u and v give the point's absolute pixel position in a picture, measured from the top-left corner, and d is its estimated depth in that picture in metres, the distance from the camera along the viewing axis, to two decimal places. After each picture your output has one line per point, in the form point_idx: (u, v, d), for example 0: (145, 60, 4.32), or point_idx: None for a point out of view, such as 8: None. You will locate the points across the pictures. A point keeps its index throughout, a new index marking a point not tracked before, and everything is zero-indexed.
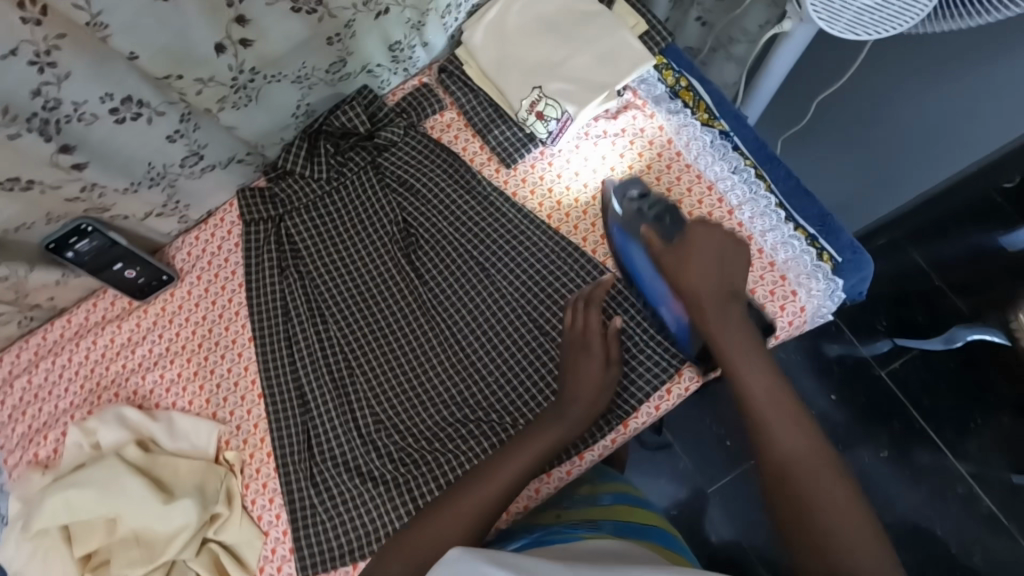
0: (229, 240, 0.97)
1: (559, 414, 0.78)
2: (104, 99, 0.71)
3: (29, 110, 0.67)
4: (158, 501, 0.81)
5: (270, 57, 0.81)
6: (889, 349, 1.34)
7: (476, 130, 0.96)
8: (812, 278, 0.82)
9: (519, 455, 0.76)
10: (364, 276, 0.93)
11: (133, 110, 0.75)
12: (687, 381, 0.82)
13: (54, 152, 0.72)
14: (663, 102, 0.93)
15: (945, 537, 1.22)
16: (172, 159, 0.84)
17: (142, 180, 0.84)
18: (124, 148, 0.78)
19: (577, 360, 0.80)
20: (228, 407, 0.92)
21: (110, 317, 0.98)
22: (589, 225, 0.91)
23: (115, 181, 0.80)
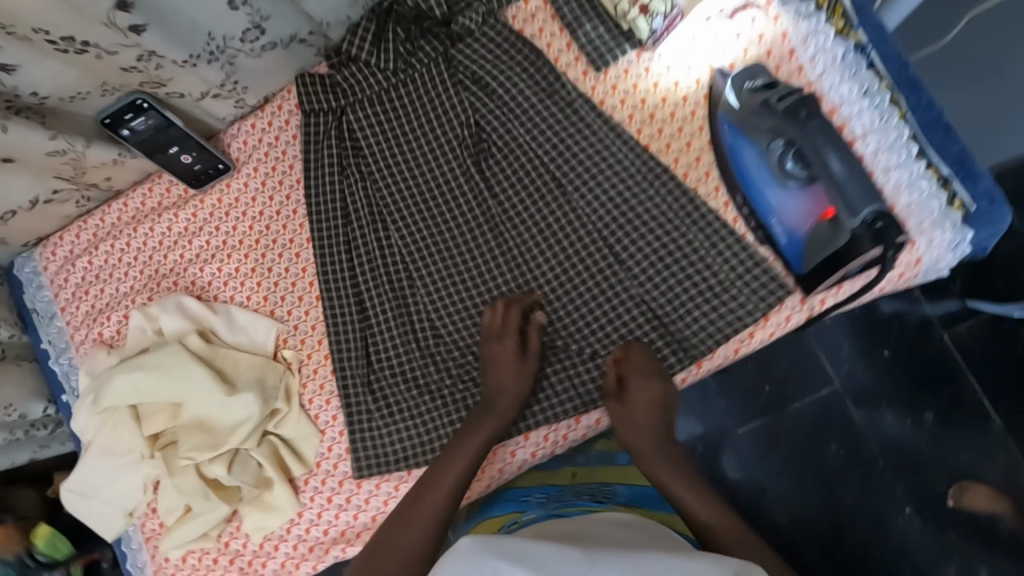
0: (287, 131, 0.91)
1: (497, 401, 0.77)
2: None
3: None
4: (221, 392, 0.81)
5: None
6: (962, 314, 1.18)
7: (565, 24, 0.84)
8: (937, 227, 0.73)
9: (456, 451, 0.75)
10: (430, 184, 0.87)
11: None
12: (773, 326, 0.77)
13: (111, 8, 0.64)
14: (792, 3, 0.78)
15: None
16: (233, 30, 0.75)
17: (201, 54, 0.76)
18: (183, 10, 0.70)
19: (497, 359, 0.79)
20: (285, 307, 0.90)
21: (166, 205, 0.94)
22: (684, 145, 0.81)
23: (173, 52, 0.73)
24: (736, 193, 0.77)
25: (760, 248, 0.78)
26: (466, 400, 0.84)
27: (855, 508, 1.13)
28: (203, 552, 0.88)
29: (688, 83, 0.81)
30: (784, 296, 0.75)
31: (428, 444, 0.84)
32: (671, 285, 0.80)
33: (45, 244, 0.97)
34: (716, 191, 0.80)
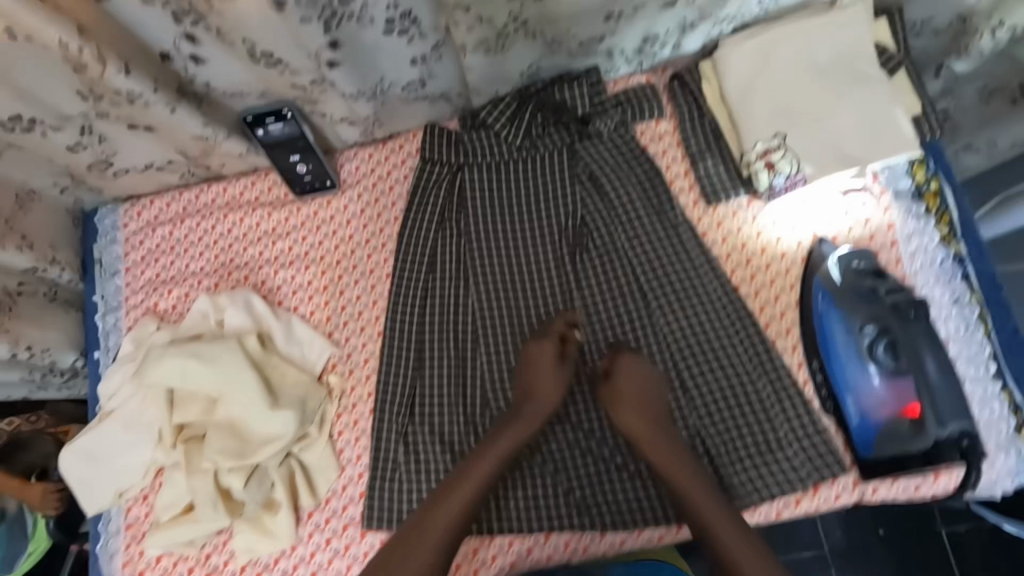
0: (401, 170, 0.95)
1: (526, 415, 0.80)
2: (389, 7, 0.68)
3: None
4: (265, 403, 0.80)
5: (552, 16, 0.77)
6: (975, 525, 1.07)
7: (689, 154, 0.89)
8: (1000, 451, 0.74)
9: (478, 463, 0.77)
10: (522, 261, 0.90)
11: (405, 25, 0.71)
12: (821, 499, 0.76)
13: (323, 45, 0.70)
14: (904, 199, 0.82)
15: None
16: (401, 80, 0.80)
17: (369, 91, 0.80)
18: (376, 56, 0.75)
19: (541, 365, 0.82)
20: (345, 332, 0.90)
21: (263, 201, 0.97)
22: (772, 296, 0.84)
23: (347, 84, 0.77)
24: (813, 357, 0.79)
25: (824, 416, 0.78)
26: (490, 401, 0.86)
27: None
28: (180, 558, 0.83)
29: (790, 242, 0.85)
30: (838, 473, 0.75)
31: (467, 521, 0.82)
32: (726, 424, 0.80)
33: (133, 203, 0.99)
34: (793, 350, 0.81)
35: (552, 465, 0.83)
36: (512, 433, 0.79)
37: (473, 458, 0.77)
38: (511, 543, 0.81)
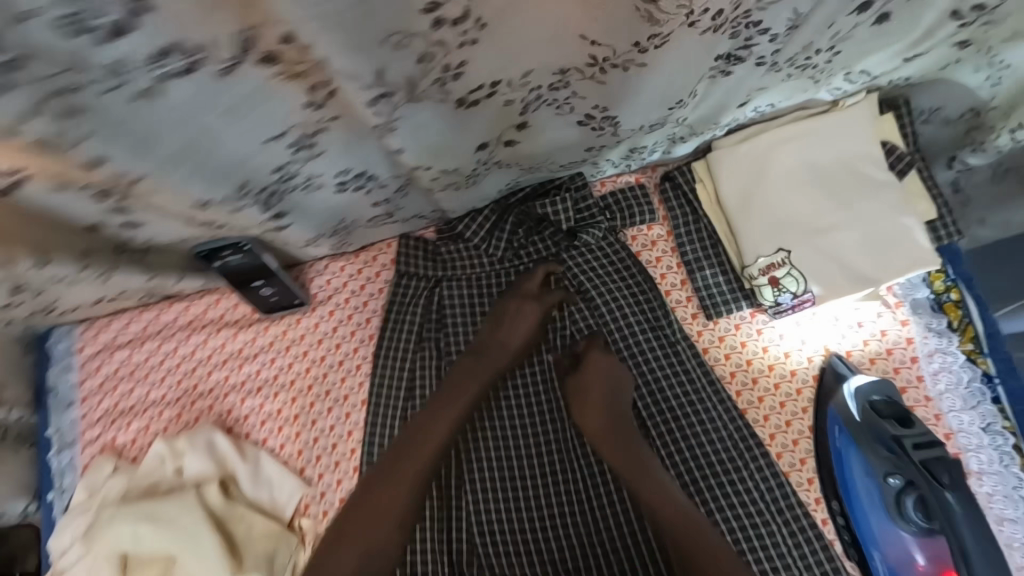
0: (374, 283, 0.88)
1: (475, 371, 0.79)
2: (339, 174, 0.64)
3: (263, 182, 0.61)
4: (226, 568, 0.72)
5: (528, 153, 0.72)
6: None
7: (684, 262, 0.82)
8: None
9: (428, 439, 0.76)
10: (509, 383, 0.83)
11: (359, 182, 0.67)
12: None
13: (268, 218, 0.68)
14: (923, 311, 0.76)
15: None
16: (363, 216, 0.75)
17: (326, 233, 0.77)
18: (335, 208, 0.71)
19: (510, 321, 0.81)
20: (318, 467, 0.83)
21: (227, 320, 0.90)
22: (783, 422, 0.76)
23: (304, 231, 0.74)
24: (831, 494, 0.72)
25: (845, 561, 0.70)
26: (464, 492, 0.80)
27: None
28: None
29: (799, 359, 0.77)
30: None
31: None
32: None
33: (89, 324, 0.91)
34: (810, 483, 0.73)
35: (496, 442, 0.81)
36: (467, 386, 0.79)
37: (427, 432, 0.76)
38: None
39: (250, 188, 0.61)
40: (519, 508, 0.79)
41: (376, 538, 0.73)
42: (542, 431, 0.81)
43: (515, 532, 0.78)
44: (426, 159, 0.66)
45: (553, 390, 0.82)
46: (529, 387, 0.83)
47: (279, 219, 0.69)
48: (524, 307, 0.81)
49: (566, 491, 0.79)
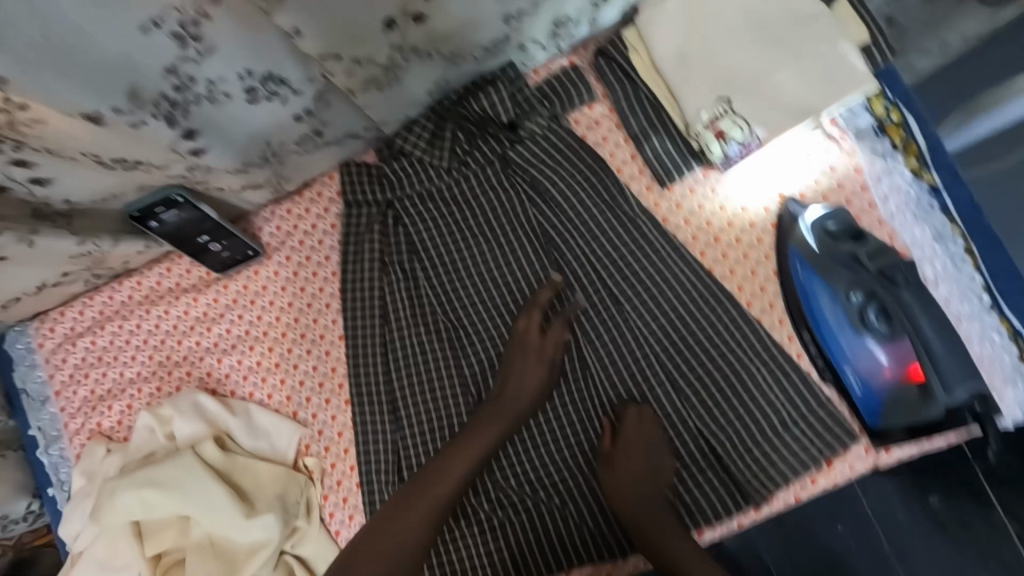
0: (326, 220, 0.85)
1: (491, 418, 0.77)
2: (242, 76, 0.57)
3: (157, 89, 0.53)
4: (240, 514, 0.73)
5: (440, 35, 0.66)
6: None
7: (631, 136, 0.81)
8: (1010, 384, 0.71)
9: (449, 464, 0.75)
10: (488, 286, 0.82)
11: (270, 89, 0.60)
12: (854, 459, 0.72)
13: (176, 138, 0.60)
14: (867, 138, 0.76)
15: None
16: (288, 137, 0.69)
17: (257, 161, 0.69)
18: (251, 124, 0.64)
19: (522, 365, 0.78)
20: (310, 409, 0.83)
21: (185, 286, 0.87)
22: (749, 273, 0.78)
23: (226, 163, 0.67)
24: (802, 328, 0.74)
25: (824, 386, 0.74)
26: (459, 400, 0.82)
27: None
28: None
29: (756, 209, 0.78)
30: (849, 443, 0.72)
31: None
32: (726, 414, 0.76)
33: (43, 319, 0.88)
34: (781, 324, 0.76)
35: (485, 349, 0.82)
36: (484, 429, 0.76)
37: (450, 462, 0.75)
38: None
39: (142, 96, 0.53)
40: (513, 446, 0.79)
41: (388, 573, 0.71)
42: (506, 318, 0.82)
43: None
44: (332, 46, 0.58)
45: (530, 282, 0.82)
46: (502, 285, 0.82)
47: (193, 140, 0.61)
48: (532, 363, 0.78)
49: None
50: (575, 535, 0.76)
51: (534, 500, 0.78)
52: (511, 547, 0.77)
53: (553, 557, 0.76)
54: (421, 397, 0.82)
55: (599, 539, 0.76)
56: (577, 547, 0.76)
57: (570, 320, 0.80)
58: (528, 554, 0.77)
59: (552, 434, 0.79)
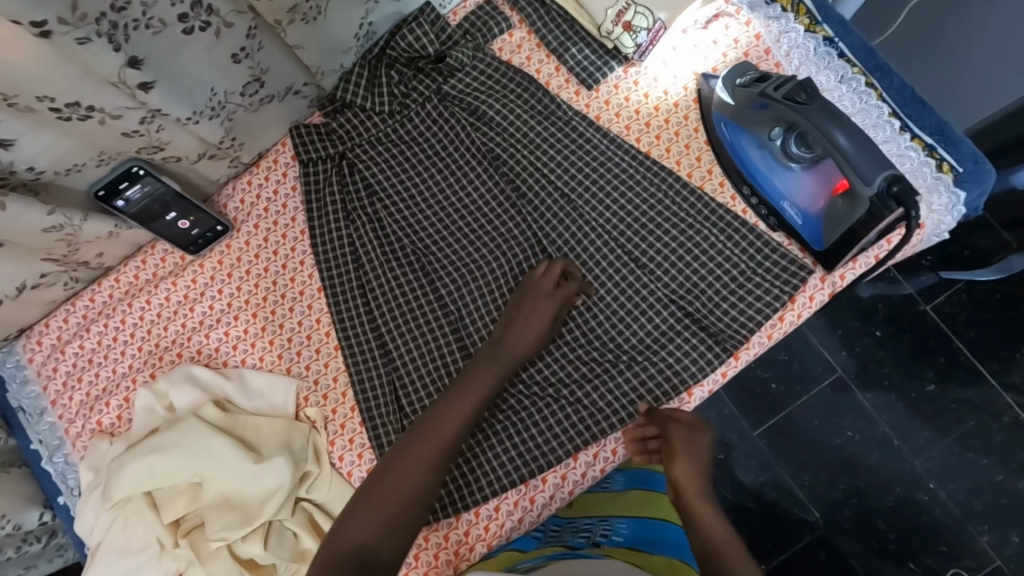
0: (285, 184, 0.89)
1: (496, 361, 0.74)
2: (174, 1, 0.59)
3: (97, 9, 0.53)
4: (249, 460, 0.75)
5: None
6: (934, 283, 1.32)
7: (551, 50, 0.87)
8: (932, 193, 0.77)
9: (461, 397, 0.72)
10: (454, 210, 0.86)
11: (202, 18, 0.62)
12: (812, 289, 0.77)
13: (122, 66, 0.58)
14: (759, 8, 0.84)
15: (991, 466, 1.24)
16: (234, 85, 0.72)
17: (203, 110, 0.70)
18: (190, 64, 0.65)
19: (534, 306, 0.77)
20: (302, 362, 0.86)
21: (162, 274, 0.90)
22: (683, 148, 0.84)
23: (177, 110, 0.67)
24: (742, 185, 0.80)
25: (774, 234, 0.80)
26: (440, 323, 0.84)
27: (876, 467, 1.27)
28: None
29: (677, 90, 0.85)
30: (805, 276, 0.77)
31: (461, 491, 0.79)
32: (693, 278, 0.80)
33: (29, 334, 0.90)
34: (722, 187, 0.82)
35: (459, 270, 0.85)
36: (492, 367, 0.74)
37: (461, 396, 0.72)
38: (544, 478, 0.79)
39: (86, 12, 0.52)
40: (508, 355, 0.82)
41: (394, 520, 0.66)
42: (475, 239, 0.85)
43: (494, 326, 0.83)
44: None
45: (490, 198, 0.86)
46: (465, 208, 0.86)
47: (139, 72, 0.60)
48: (542, 305, 0.77)
49: (506, 277, 0.83)
50: (576, 418, 0.79)
51: (530, 397, 0.81)
52: (519, 454, 0.79)
53: (559, 445, 0.78)
54: (405, 328, 0.84)
55: (599, 423, 0.78)
56: (581, 431, 0.78)
57: (527, 226, 0.85)
58: (535, 447, 0.79)
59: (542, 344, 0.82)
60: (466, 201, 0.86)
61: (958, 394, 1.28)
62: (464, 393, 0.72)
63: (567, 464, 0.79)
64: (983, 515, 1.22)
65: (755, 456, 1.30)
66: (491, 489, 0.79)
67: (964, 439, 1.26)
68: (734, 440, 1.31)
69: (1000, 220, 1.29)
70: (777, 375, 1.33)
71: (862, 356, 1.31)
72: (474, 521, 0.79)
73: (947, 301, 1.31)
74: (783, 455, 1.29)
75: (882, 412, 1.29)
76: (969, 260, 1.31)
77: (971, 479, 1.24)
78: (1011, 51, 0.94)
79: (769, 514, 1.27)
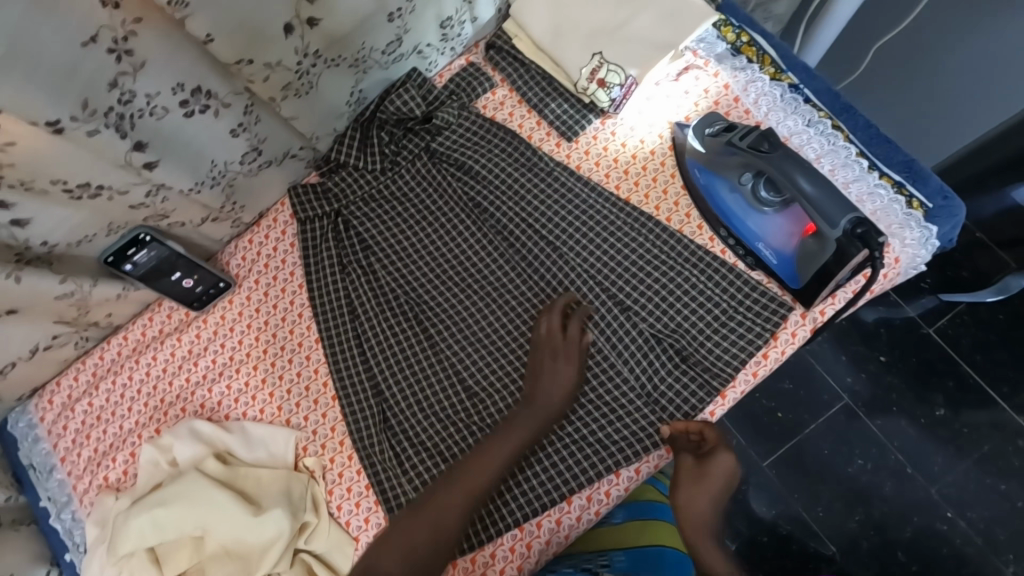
0: (284, 240, 0.93)
1: (521, 424, 0.77)
2: (175, 90, 0.64)
3: (105, 104, 0.59)
4: (248, 513, 0.77)
5: (334, 38, 0.73)
6: (934, 306, 1.33)
7: (531, 106, 0.93)
8: (904, 227, 0.79)
9: (482, 462, 0.75)
10: (451, 260, 0.90)
11: (202, 102, 0.68)
12: (793, 326, 0.79)
13: (128, 150, 0.64)
14: (726, 60, 0.89)
15: (1009, 491, 1.21)
16: (233, 155, 0.77)
17: (205, 180, 0.76)
18: (193, 142, 0.70)
19: (553, 371, 0.78)
20: (301, 413, 0.88)
21: (168, 330, 0.93)
22: (661, 193, 0.87)
23: (181, 182, 0.72)
24: (719, 227, 0.83)
25: (753, 273, 0.82)
26: (435, 366, 0.86)
27: (892, 499, 1.24)
28: None
29: (653, 139, 0.89)
30: (785, 313, 0.79)
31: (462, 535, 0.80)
32: (679, 316, 0.82)
33: (41, 394, 0.94)
34: (700, 229, 0.85)
35: (453, 315, 0.88)
36: (515, 434, 0.76)
37: (482, 464, 0.75)
38: (539, 523, 0.79)
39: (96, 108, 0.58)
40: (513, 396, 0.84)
41: (421, 560, 0.72)
42: (469, 284, 0.89)
43: (489, 366, 0.85)
44: (246, 52, 0.64)
45: (484, 248, 0.90)
46: (459, 257, 0.90)
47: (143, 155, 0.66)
48: (562, 367, 0.79)
49: (500, 320, 0.87)
50: (574, 462, 0.80)
51: None
52: (518, 497, 0.80)
53: (554, 489, 0.79)
54: (400, 376, 0.87)
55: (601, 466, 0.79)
56: (578, 474, 0.79)
57: (516, 271, 0.88)
58: (532, 491, 0.79)
59: None
60: (457, 255, 0.90)
61: (968, 418, 1.26)
62: (488, 452, 0.75)
63: (561, 508, 0.79)
64: (1010, 544, 1.19)
65: (763, 489, 1.28)
66: (490, 533, 0.79)
67: (982, 465, 1.24)
68: (745, 474, 1.30)
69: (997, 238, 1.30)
70: (782, 406, 1.32)
71: (867, 384, 1.31)
72: (471, 568, 0.80)
73: (948, 323, 1.32)
74: (794, 488, 1.28)
75: (892, 439, 1.27)
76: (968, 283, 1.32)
77: (991, 507, 1.21)
78: (983, 77, 0.96)
79: (784, 550, 1.25)
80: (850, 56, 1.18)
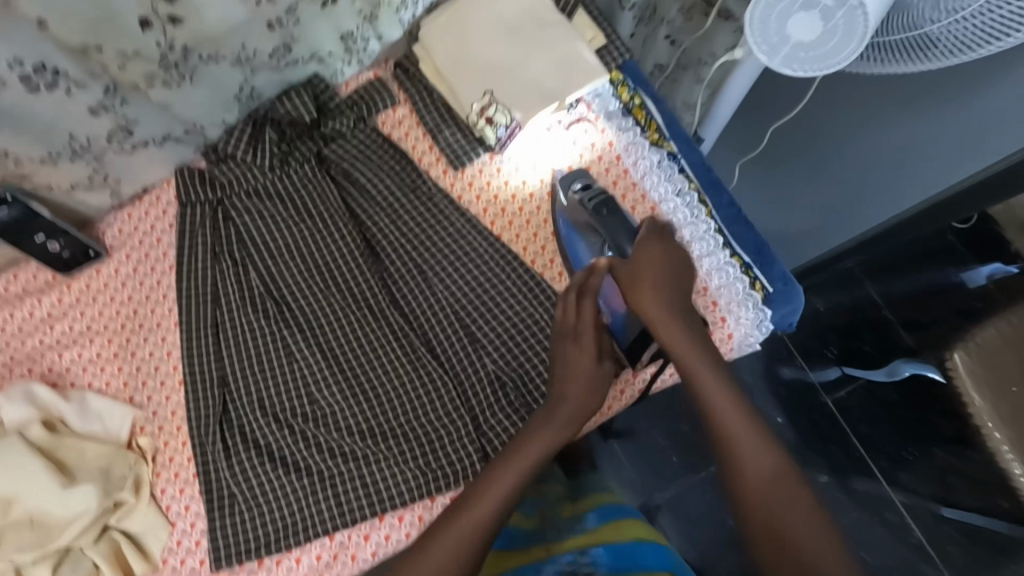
0: (163, 220, 0.94)
1: (554, 424, 0.72)
2: (14, 64, 0.68)
3: None
4: (56, 484, 0.79)
5: (208, 35, 0.79)
6: (836, 377, 1.37)
7: (428, 130, 0.95)
8: (741, 306, 0.83)
9: (517, 454, 0.70)
10: (326, 269, 0.91)
11: (48, 78, 0.71)
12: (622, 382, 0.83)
13: None
14: (615, 118, 0.93)
15: (872, 561, 1.24)
16: (98, 133, 0.81)
17: (64, 151, 0.81)
18: (43, 115, 0.75)
19: (572, 353, 0.76)
20: (145, 392, 0.89)
21: (31, 291, 0.93)
22: (531, 236, 0.90)
23: (32, 149, 0.77)
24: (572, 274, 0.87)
25: None
26: (285, 369, 0.87)
27: None
28: None
29: (534, 182, 0.92)
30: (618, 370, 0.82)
31: (273, 535, 0.81)
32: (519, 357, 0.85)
33: None
34: (559, 276, 0.89)
35: (314, 321, 0.89)
36: (547, 425, 0.72)
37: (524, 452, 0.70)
38: (349, 535, 0.82)
39: None
40: (357, 411, 0.85)
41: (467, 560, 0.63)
42: (337, 294, 0.90)
43: (336, 376, 0.87)
44: (92, 38, 0.71)
45: (357, 262, 0.91)
46: (332, 265, 0.91)
47: None
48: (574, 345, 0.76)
49: (357, 333, 0.89)
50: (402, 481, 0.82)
51: (353, 448, 0.84)
52: (335, 505, 0.81)
53: (370, 504, 0.81)
54: (250, 373, 0.87)
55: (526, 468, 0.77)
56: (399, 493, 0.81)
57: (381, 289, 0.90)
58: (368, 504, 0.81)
59: (380, 407, 0.85)
60: (328, 263, 0.91)
61: (848, 486, 1.29)
62: (525, 447, 0.70)
63: (372, 523, 0.82)
64: None
65: None
66: (297, 539, 0.81)
67: (861, 534, 1.26)
68: None
69: (902, 317, 1.36)
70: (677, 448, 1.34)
71: None
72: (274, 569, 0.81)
73: (846, 395, 1.35)
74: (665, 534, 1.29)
75: None
76: (870, 358, 1.35)
77: None
78: (882, 183, 1.07)
79: None
80: (771, 116, 1.25)
